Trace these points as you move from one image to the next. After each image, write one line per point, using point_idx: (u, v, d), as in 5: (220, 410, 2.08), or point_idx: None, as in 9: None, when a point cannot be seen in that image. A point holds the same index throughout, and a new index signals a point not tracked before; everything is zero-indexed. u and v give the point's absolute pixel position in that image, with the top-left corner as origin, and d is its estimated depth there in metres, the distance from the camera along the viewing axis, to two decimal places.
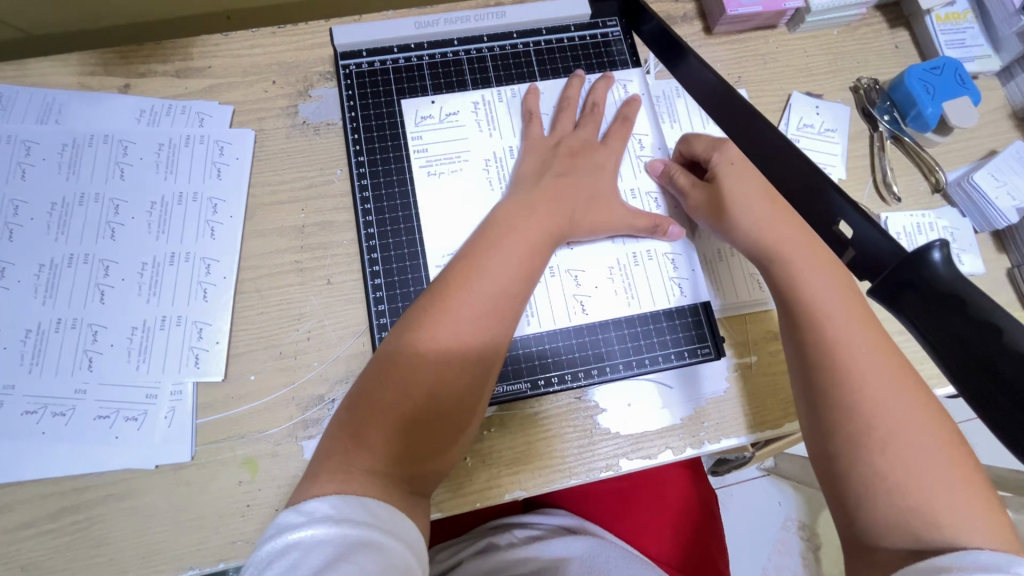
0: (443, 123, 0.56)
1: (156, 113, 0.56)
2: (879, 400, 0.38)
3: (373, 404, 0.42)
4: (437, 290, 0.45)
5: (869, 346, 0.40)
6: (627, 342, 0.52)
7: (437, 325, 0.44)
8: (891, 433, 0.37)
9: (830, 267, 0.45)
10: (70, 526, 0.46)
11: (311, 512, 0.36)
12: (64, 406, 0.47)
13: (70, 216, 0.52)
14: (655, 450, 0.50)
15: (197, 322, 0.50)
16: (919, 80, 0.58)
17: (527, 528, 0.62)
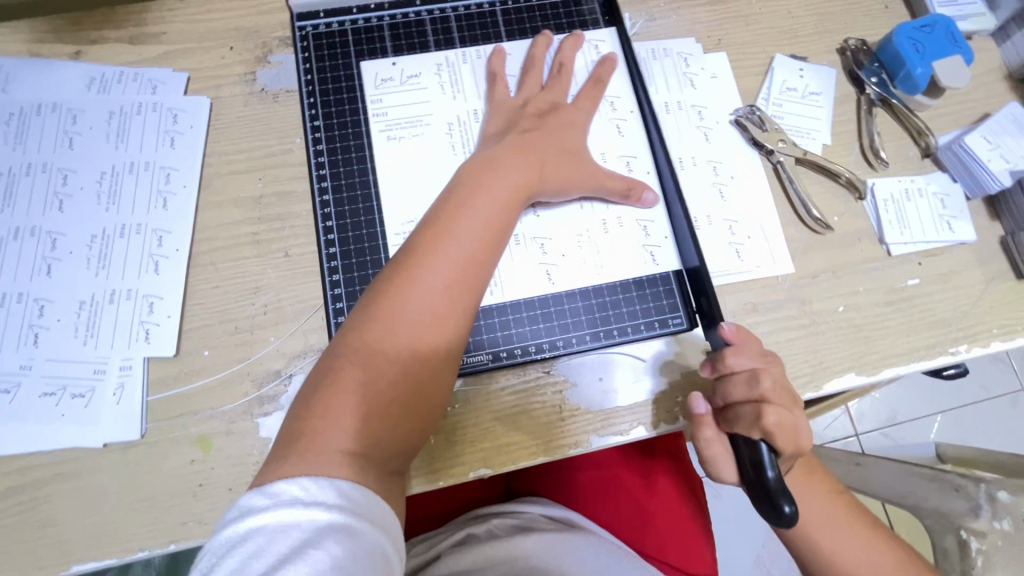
0: (404, 86, 0.53)
1: (107, 80, 0.53)
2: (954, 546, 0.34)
3: (343, 385, 0.39)
4: (400, 261, 0.43)
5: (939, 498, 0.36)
6: (595, 312, 0.50)
7: (403, 298, 0.41)
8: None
9: None
10: (15, 506, 0.44)
11: (277, 495, 0.33)
12: (8, 382, 0.46)
13: (16, 188, 0.50)
14: (628, 426, 0.48)
15: (148, 295, 0.48)
16: (907, 39, 0.55)
17: (507, 519, 0.60)
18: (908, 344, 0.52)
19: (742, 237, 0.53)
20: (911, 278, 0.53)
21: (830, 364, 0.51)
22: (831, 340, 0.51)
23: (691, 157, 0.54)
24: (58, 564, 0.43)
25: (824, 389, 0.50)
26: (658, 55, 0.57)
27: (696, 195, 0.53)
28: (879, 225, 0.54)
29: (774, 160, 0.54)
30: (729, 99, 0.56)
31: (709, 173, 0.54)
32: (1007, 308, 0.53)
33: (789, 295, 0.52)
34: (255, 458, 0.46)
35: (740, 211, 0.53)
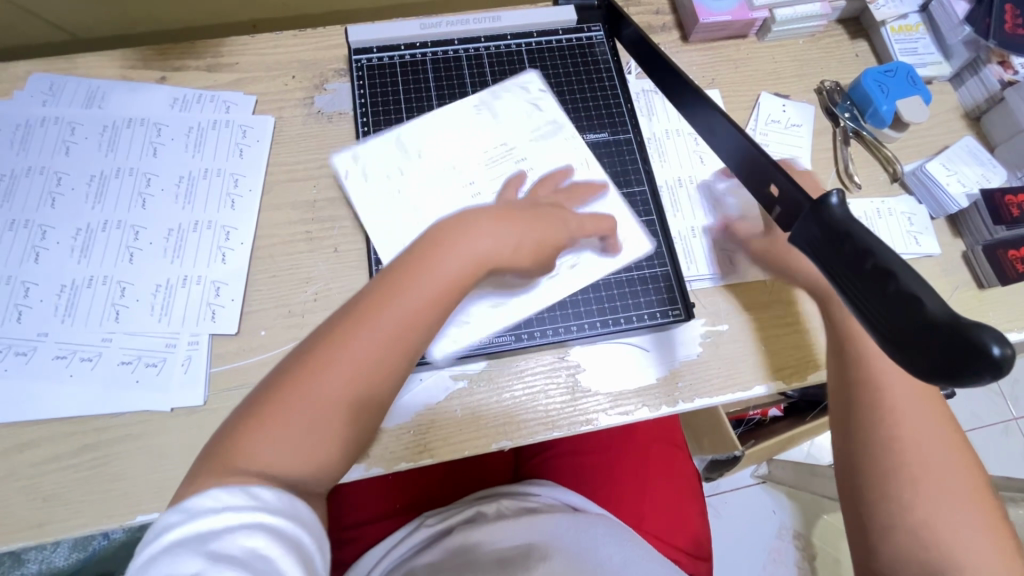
0: (435, 122, 0.61)
1: (188, 101, 0.62)
2: (920, 442, 0.47)
3: (280, 405, 0.40)
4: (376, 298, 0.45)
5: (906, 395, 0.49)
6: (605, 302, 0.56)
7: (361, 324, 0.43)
8: (931, 477, 0.46)
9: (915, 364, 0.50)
10: (90, 461, 0.50)
11: (193, 508, 0.35)
12: (91, 352, 0.52)
13: (106, 188, 0.58)
14: (633, 407, 0.54)
15: (215, 281, 0.55)
16: (874, 81, 0.64)
17: (515, 500, 0.64)
18: None
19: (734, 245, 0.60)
20: None
21: (813, 358, 0.57)
22: (814, 337, 0.58)
23: (689, 176, 0.62)
24: (125, 513, 0.49)
25: (808, 379, 0.57)
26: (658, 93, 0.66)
27: (693, 207, 0.61)
28: None
29: None
30: None
31: (704, 189, 0.62)
32: (970, 313, 0.59)
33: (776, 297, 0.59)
34: None
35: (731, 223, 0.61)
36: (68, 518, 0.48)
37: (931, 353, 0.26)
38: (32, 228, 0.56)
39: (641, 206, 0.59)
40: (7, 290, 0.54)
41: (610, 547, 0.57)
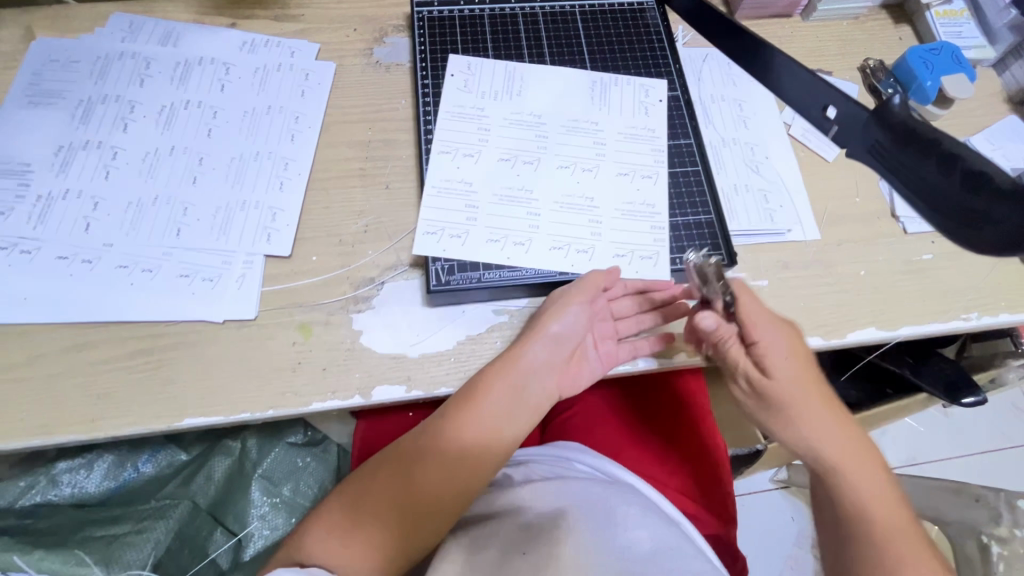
0: (481, 71, 0.62)
1: (256, 45, 0.66)
2: (844, 453, 0.48)
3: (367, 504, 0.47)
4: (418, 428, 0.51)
5: (836, 433, 0.49)
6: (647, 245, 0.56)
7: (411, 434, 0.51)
8: (856, 485, 0.47)
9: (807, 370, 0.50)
10: (144, 365, 0.52)
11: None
12: (151, 264, 0.54)
13: (176, 117, 0.61)
14: (669, 352, 0.55)
15: (272, 207, 0.58)
16: (919, 58, 0.65)
17: (544, 465, 0.60)
18: (923, 308, 0.58)
19: (776, 205, 0.61)
20: (924, 253, 0.60)
21: (852, 318, 0.57)
22: (854, 298, 0.58)
23: (733, 138, 0.63)
24: (173, 416, 0.50)
25: (848, 338, 0.57)
26: (704, 59, 0.67)
27: (737, 167, 0.62)
28: (892, 203, 0.62)
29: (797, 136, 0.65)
30: (765, 101, 0.66)
31: (747, 151, 0.63)
32: (1013, 286, 0.59)
33: (816, 258, 0.60)
34: (347, 346, 0.53)
35: (772, 184, 0.62)
36: (119, 416, 0.50)
37: (999, 225, 0.31)
38: (104, 149, 0.59)
39: (688, 157, 0.60)
40: (78, 202, 0.56)
41: (650, 519, 0.51)
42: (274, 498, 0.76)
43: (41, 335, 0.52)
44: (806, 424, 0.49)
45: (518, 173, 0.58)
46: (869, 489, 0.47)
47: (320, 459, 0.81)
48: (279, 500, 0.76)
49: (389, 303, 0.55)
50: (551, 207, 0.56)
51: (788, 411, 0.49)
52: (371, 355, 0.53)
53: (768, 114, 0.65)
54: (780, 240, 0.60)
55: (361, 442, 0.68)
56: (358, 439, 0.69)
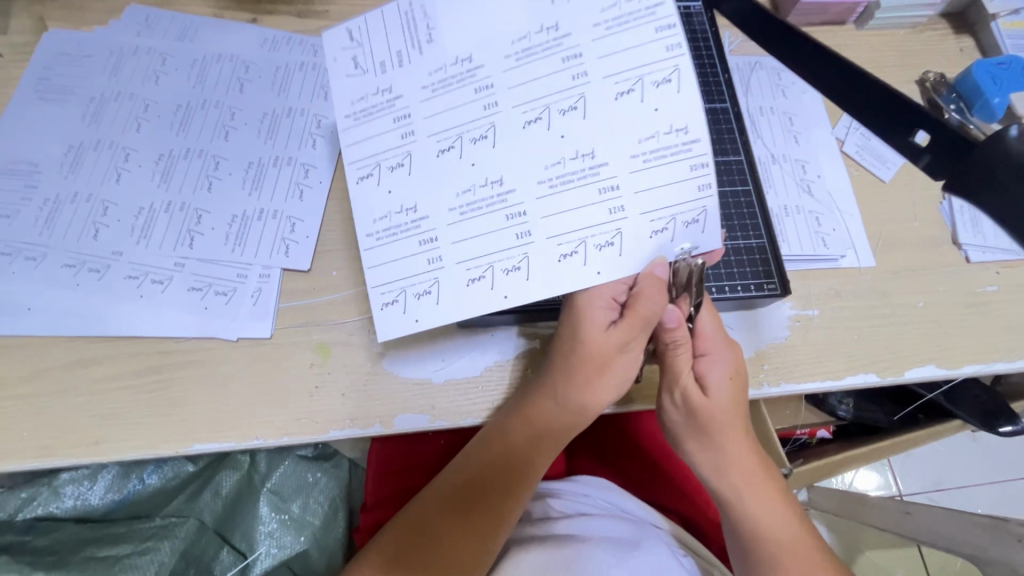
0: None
1: (278, 42, 0.62)
2: (740, 471, 0.47)
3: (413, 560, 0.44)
4: (419, 523, 0.46)
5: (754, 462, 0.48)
6: None
7: (399, 527, 0.46)
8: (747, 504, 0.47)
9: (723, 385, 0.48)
10: (152, 384, 0.48)
11: None
12: (163, 275, 0.51)
13: (192, 118, 0.57)
14: None
15: (291, 217, 0.54)
16: (986, 73, 0.59)
17: (563, 499, 0.57)
18: (987, 345, 0.54)
19: (828, 228, 0.57)
20: (988, 285, 0.56)
21: (911, 353, 0.53)
22: (913, 332, 0.54)
23: (783, 156, 0.59)
24: (182, 441, 0.47)
25: (905, 376, 0.52)
26: (753, 68, 0.63)
27: (788, 185, 0.58)
28: (953, 228, 0.58)
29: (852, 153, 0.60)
30: (817, 115, 0.62)
31: (798, 170, 0.59)
32: None
33: (872, 287, 0.55)
34: (368, 369, 0.50)
35: (823, 206, 0.58)
36: (125, 439, 0.47)
37: None
38: (115, 149, 0.56)
39: (737, 174, 0.55)
40: (86, 206, 0.53)
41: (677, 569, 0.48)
42: (283, 515, 0.73)
43: (45, 348, 0.49)
44: (728, 446, 0.47)
45: (504, 80, 0.41)
46: (764, 506, 0.47)
47: (333, 474, 0.79)
48: (288, 517, 0.73)
49: None
50: (551, 128, 0.40)
51: (716, 436, 0.47)
52: (393, 381, 0.50)
53: (820, 130, 0.61)
54: (832, 266, 0.56)
55: (377, 460, 0.66)
56: (375, 460, 0.66)
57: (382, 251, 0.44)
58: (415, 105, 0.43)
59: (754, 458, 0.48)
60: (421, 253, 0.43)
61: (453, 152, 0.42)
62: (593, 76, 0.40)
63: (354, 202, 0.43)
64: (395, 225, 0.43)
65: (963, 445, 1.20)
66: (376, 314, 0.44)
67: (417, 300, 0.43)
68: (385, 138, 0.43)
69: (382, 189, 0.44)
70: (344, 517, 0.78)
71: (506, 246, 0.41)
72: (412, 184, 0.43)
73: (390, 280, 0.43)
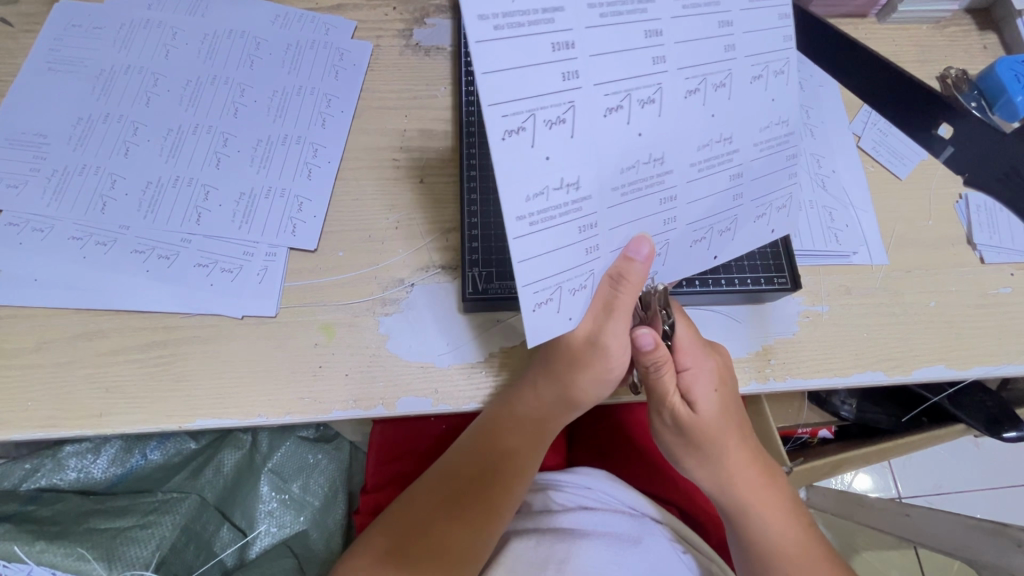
0: None
1: (289, 19, 0.61)
2: (743, 475, 0.47)
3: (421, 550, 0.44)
4: (416, 527, 0.45)
5: (749, 471, 0.47)
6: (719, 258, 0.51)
7: (392, 534, 0.45)
8: (752, 509, 0.46)
9: (721, 394, 0.46)
10: (157, 358, 0.48)
11: None
12: (170, 251, 0.51)
13: (201, 93, 0.57)
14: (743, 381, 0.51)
15: (299, 196, 0.54)
16: (1009, 70, 0.58)
17: (566, 490, 0.56)
18: (999, 346, 0.53)
19: (841, 223, 0.56)
20: (1002, 286, 0.55)
21: (920, 353, 0.52)
22: (923, 331, 0.53)
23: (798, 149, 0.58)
24: (185, 416, 0.47)
25: (913, 376, 0.52)
26: None
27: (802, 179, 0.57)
28: (968, 228, 0.57)
29: (867, 149, 0.59)
30: (833, 111, 0.60)
31: (813, 164, 0.58)
32: None
33: (883, 285, 0.55)
34: (372, 351, 0.50)
35: (836, 202, 0.57)
36: (128, 412, 0.47)
37: None
38: (125, 123, 0.55)
39: None
40: (94, 178, 0.53)
41: (677, 570, 0.49)
42: (283, 496, 0.74)
43: (52, 320, 0.49)
44: (727, 450, 0.46)
45: (673, 30, 0.33)
46: (769, 507, 0.47)
47: (333, 456, 0.79)
48: (288, 497, 0.74)
49: (419, 307, 0.51)
50: (708, 105, 0.36)
51: (709, 448, 0.46)
52: (396, 363, 0.49)
53: (836, 124, 0.60)
54: (843, 263, 0.55)
55: (378, 443, 0.66)
56: (375, 443, 0.66)
57: (538, 241, 0.32)
58: (581, 30, 0.30)
59: (751, 466, 0.47)
60: (575, 243, 0.34)
61: (622, 115, 0.32)
62: (741, 51, 0.36)
63: (500, 167, 0.29)
64: (553, 208, 0.32)
65: (964, 451, 1.20)
66: (526, 317, 0.35)
67: (571, 295, 0.37)
68: (541, 74, 0.29)
69: (537, 154, 0.30)
70: (343, 500, 0.78)
71: (653, 232, 0.38)
72: (581, 155, 0.32)
73: (548, 274, 0.34)
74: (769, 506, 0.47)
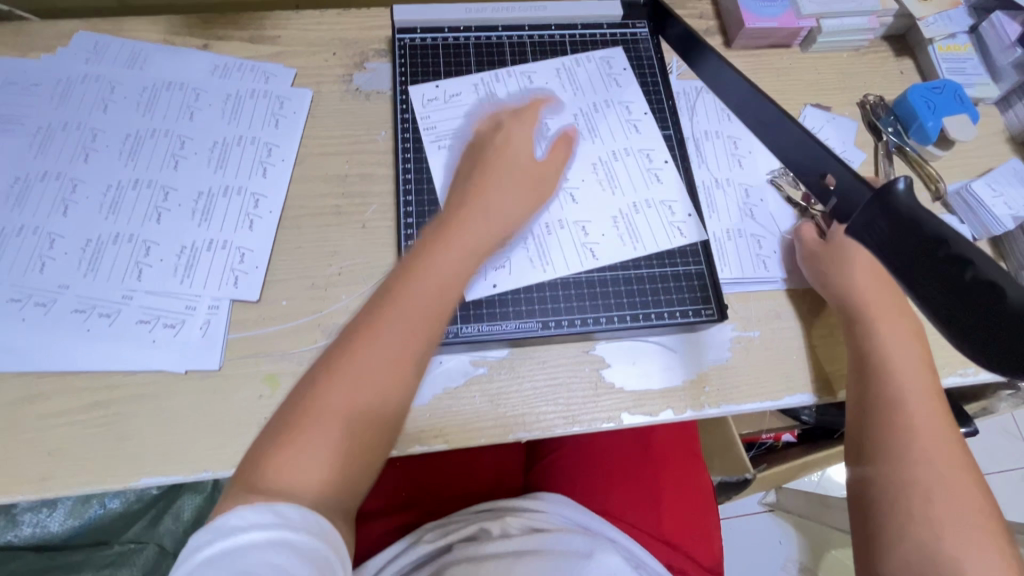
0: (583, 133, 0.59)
1: (228, 69, 0.62)
2: (919, 402, 0.47)
3: (317, 410, 0.37)
4: (358, 411, 0.38)
5: (916, 368, 0.49)
6: (648, 295, 0.55)
7: (344, 403, 0.37)
8: (924, 435, 0.46)
9: (900, 323, 0.51)
10: (100, 418, 0.49)
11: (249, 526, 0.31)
12: (110, 309, 0.51)
13: (140, 147, 0.58)
14: (683, 406, 0.53)
15: (241, 247, 0.55)
16: (921, 97, 0.62)
17: (522, 518, 0.57)
18: None
19: (768, 249, 0.59)
20: None
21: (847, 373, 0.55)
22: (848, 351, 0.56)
23: (719, 173, 0.61)
24: (130, 476, 0.47)
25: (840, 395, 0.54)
26: (694, 93, 0.64)
27: (730, 205, 0.60)
28: None
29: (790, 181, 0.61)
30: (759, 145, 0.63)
31: (742, 195, 0.60)
32: None
33: (811, 308, 0.57)
34: None
35: (765, 229, 0.60)
36: (70, 475, 0.47)
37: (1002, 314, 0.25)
38: (63, 182, 0.56)
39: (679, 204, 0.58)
40: (33, 240, 0.53)
41: None
42: None
43: None
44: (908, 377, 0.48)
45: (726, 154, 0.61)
46: (939, 449, 0.45)
47: None
48: None
49: None
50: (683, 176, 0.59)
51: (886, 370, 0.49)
52: None
53: (764, 155, 0.62)
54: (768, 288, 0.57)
55: None
56: None
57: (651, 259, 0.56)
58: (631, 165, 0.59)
59: (924, 387, 0.48)
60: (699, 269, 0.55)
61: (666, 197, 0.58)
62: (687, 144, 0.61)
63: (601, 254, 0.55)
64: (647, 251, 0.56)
65: None
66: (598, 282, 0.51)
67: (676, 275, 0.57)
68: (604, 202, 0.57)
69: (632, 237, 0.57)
70: None
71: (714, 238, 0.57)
72: (589, 210, 0.56)
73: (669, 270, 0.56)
74: (942, 448, 0.45)
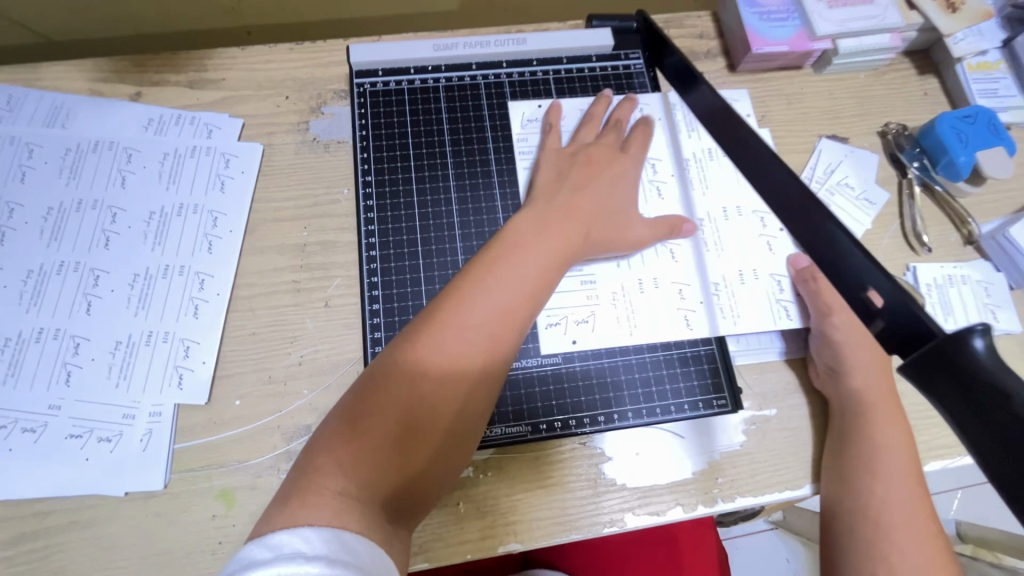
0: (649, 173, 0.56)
1: (165, 122, 0.54)
2: (902, 500, 0.43)
3: (370, 419, 0.36)
4: (427, 404, 0.38)
5: (904, 455, 0.45)
6: (652, 385, 0.50)
7: (395, 414, 0.37)
8: (904, 535, 0.41)
9: (889, 406, 0.47)
10: (28, 554, 0.42)
11: (278, 547, 0.29)
12: (35, 422, 0.45)
13: (65, 222, 0.50)
14: (694, 502, 0.47)
15: (185, 339, 0.48)
16: (950, 128, 0.55)
17: None
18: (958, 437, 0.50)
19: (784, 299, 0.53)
20: None
21: None
22: None
23: (719, 223, 0.55)
24: None
25: None
26: (691, 129, 0.58)
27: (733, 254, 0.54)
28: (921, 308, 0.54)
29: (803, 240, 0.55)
30: None
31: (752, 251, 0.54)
32: None
33: None
34: None
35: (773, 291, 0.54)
36: None
37: None
38: None
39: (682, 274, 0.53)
40: None
41: None
42: None
43: None
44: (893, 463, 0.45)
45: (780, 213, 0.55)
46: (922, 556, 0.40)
47: None
48: None
49: None
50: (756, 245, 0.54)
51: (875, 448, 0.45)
52: None
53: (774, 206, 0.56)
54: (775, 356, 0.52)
55: None
56: None
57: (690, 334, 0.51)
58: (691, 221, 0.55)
59: (910, 481, 0.44)
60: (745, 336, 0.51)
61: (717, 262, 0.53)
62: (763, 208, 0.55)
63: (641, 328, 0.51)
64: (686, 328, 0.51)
65: None
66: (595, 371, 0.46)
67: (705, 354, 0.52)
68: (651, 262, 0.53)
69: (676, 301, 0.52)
70: None
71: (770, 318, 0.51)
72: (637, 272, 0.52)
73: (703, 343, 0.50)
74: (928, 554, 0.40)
